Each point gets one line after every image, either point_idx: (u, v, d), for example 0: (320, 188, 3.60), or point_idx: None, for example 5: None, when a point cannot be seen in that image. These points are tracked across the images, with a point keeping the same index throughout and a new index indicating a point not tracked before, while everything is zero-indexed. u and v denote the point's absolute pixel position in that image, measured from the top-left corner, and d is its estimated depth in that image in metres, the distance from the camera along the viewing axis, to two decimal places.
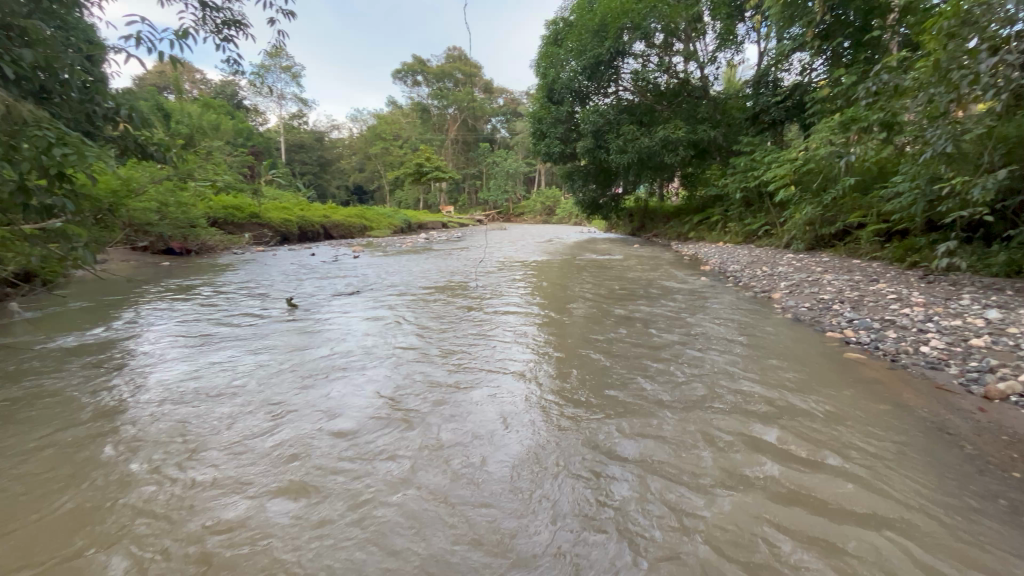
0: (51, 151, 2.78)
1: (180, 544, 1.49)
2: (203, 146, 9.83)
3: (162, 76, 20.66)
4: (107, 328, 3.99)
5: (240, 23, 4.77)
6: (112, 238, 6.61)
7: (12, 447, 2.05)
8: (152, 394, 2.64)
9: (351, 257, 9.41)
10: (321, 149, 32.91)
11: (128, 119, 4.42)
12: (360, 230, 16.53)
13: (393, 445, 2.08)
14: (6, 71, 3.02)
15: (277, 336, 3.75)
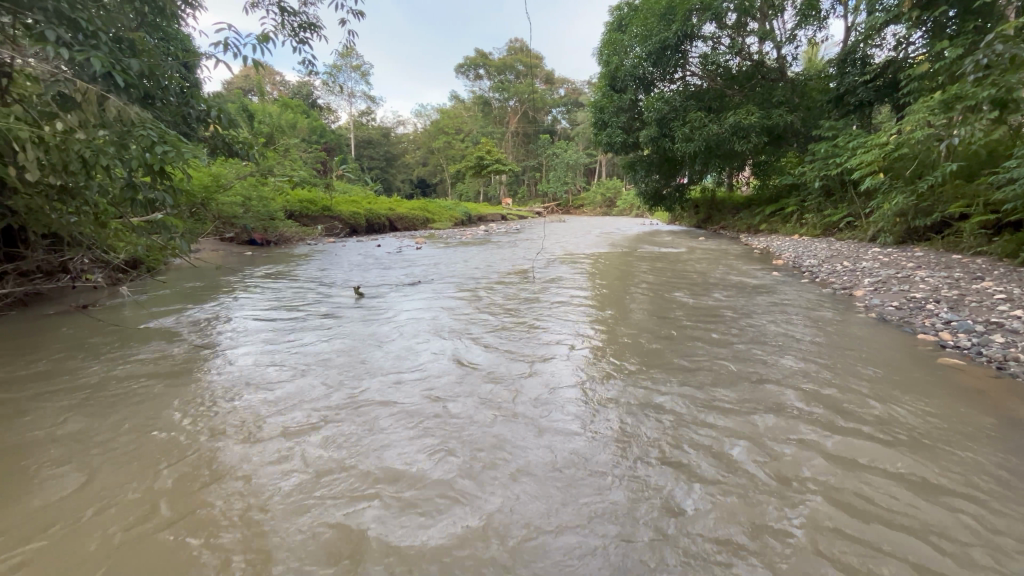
0: (154, 148, 3.06)
1: (251, 510, 1.57)
2: (282, 144, 10.54)
3: (247, 80, 22.37)
4: (197, 311, 4.37)
5: (315, 25, 5.04)
6: (204, 230, 7.26)
7: (115, 416, 2.24)
8: (233, 372, 2.83)
9: (414, 249, 9.74)
10: (388, 144, 34.25)
11: (217, 120, 4.81)
12: (422, 222, 17.04)
13: (449, 428, 2.12)
14: (119, 79, 3.39)
15: (343, 324, 3.89)
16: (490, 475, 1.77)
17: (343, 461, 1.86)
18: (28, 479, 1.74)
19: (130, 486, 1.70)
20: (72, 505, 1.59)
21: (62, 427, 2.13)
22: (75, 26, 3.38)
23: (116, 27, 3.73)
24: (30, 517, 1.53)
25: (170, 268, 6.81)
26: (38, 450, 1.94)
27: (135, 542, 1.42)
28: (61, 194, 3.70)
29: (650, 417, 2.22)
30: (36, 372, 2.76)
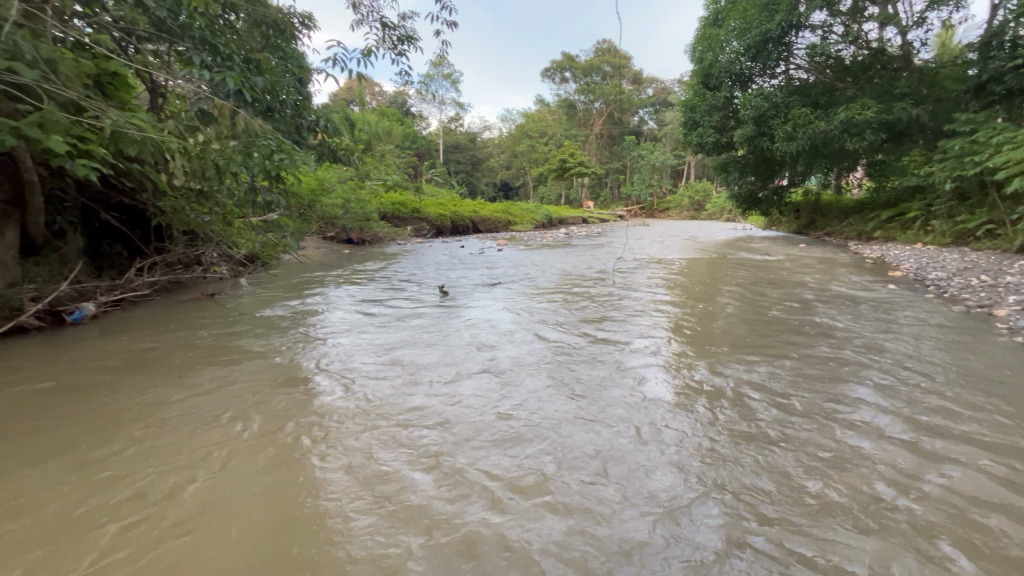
0: (273, 156, 3.43)
1: (341, 494, 1.66)
2: (377, 150, 11.28)
3: (350, 92, 24.23)
4: (300, 303, 4.80)
5: (413, 38, 5.35)
6: (309, 229, 7.97)
7: (230, 395, 2.50)
8: (328, 359, 3.07)
9: (495, 250, 9.98)
10: (474, 149, 35.33)
11: (324, 129, 5.26)
12: (504, 224, 17.37)
13: (523, 428, 2.12)
14: (248, 95, 3.84)
15: (426, 320, 4.07)
16: (566, 480, 1.73)
17: (421, 452, 1.93)
18: (160, 448, 1.98)
19: (240, 468, 1.82)
20: (192, 482, 1.74)
21: (188, 402, 2.41)
22: (214, 49, 3.96)
23: (245, 49, 4.28)
24: (159, 491, 1.69)
25: (280, 264, 7.54)
26: (167, 427, 2.16)
27: (245, 522, 1.52)
28: (196, 194, 4.27)
29: (737, 434, 2.07)
30: (170, 352, 3.16)
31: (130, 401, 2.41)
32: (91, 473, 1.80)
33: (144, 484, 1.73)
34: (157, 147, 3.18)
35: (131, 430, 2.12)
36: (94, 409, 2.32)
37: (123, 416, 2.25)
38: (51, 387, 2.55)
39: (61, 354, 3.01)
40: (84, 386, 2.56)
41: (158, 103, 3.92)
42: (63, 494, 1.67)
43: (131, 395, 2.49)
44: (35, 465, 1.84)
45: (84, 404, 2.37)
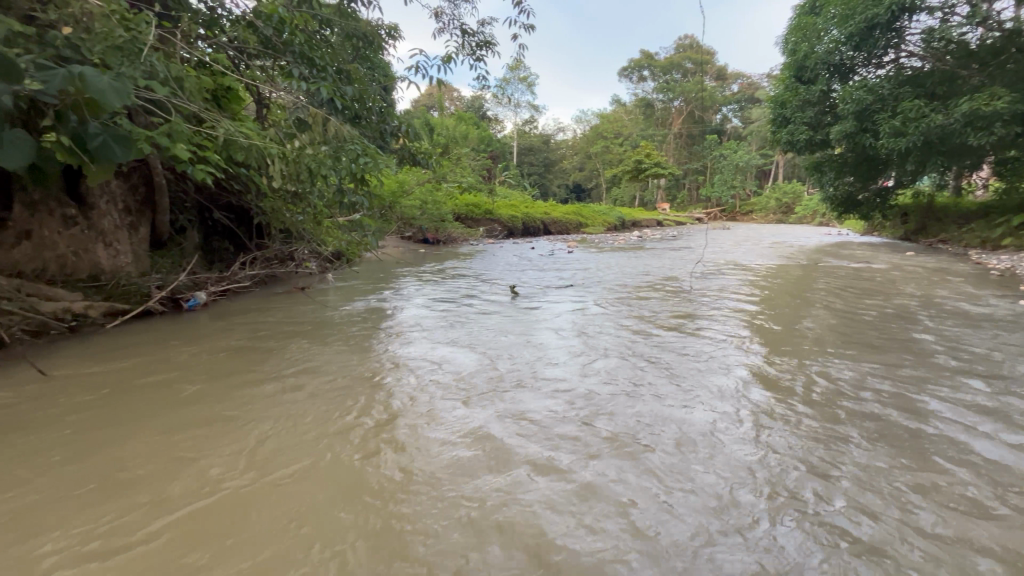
0: (359, 160, 3.69)
1: (404, 483, 1.70)
2: (454, 153, 11.65)
3: (430, 98, 25.24)
4: (379, 298, 5.09)
5: (491, 43, 5.47)
6: (389, 229, 8.40)
7: (312, 377, 2.73)
8: (402, 351, 3.23)
9: (567, 252, 9.91)
10: (548, 151, 35.40)
11: (406, 133, 5.51)
12: (575, 225, 17.25)
13: (585, 431, 2.07)
14: (339, 103, 4.14)
15: (495, 318, 4.15)
16: (628, 489, 1.66)
17: (481, 446, 1.94)
18: (246, 418, 2.20)
19: (315, 452, 1.91)
20: (272, 459, 1.85)
21: (274, 379, 2.67)
22: (311, 63, 4.36)
23: (338, 62, 4.64)
24: (242, 454, 1.88)
25: (362, 262, 8.02)
26: (255, 405, 2.33)
27: (316, 504, 1.58)
28: (290, 196, 4.66)
29: (823, 454, 1.88)
30: (263, 336, 3.50)
31: (225, 376, 2.71)
32: (188, 433, 2.04)
33: (228, 447, 1.93)
34: (261, 154, 3.52)
35: (225, 400, 2.38)
36: (197, 384, 2.57)
37: (218, 387, 2.53)
38: (168, 362, 2.90)
39: (175, 335, 3.45)
40: (193, 361, 2.92)
41: (262, 113, 4.34)
42: (165, 456, 1.84)
43: (229, 373, 2.75)
44: (145, 430, 2.06)
45: (188, 376, 2.68)
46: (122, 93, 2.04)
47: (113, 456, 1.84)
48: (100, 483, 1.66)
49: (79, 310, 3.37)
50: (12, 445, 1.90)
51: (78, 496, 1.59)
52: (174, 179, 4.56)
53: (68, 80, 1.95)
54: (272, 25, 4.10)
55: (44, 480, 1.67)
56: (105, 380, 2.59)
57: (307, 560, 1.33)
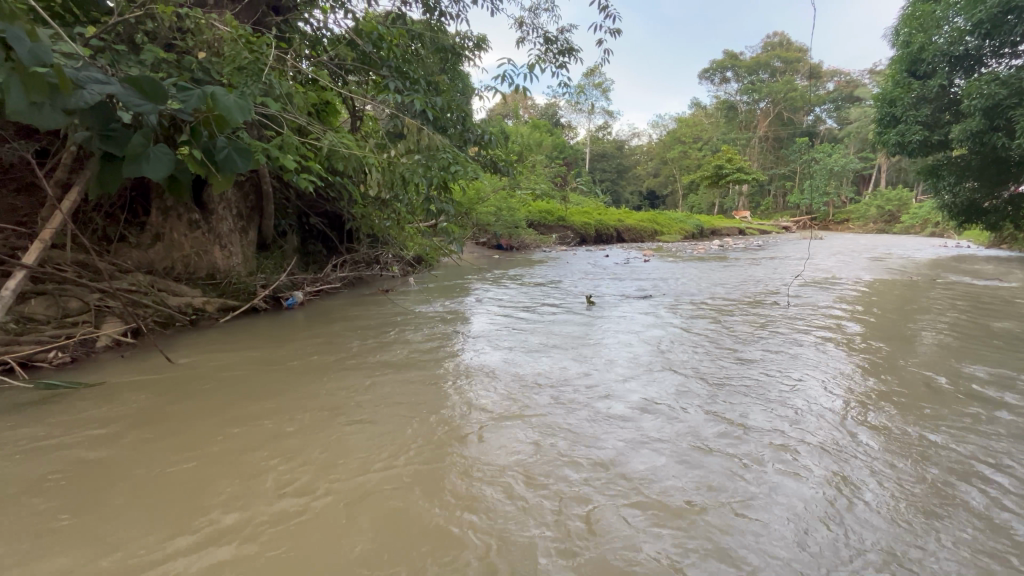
0: (449, 167, 3.80)
1: (486, 490, 1.65)
2: (529, 160, 11.76)
3: (505, 107, 25.75)
4: (456, 302, 5.22)
5: (573, 49, 5.45)
6: (465, 235, 8.62)
7: (399, 375, 2.85)
8: (481, 355, 3.28)
9: (642, 261, 9.58)
10: (621, 157, 34.74)
11: (486, 142, 5.36)
12: (649, 233, 16.78)
13: (672, 445, 1.96)
14: (429, 113, 4.30)
15: (571, 325, 4.10)
16: (730, 518, 1.50)
17: (564, 458, 1.86)
18: (338, 409, 2.33)
19: (399, 447, 1.96)
20: (361, 456, 1.88)
21: (363, 375, 2.82)
22: (404, 76, 4.60)
23: (427, 74, 4.85)
24: (335, 442, 1.99)
25: (439, 266, 8.29)
26: (346, 401, 2.43)
27: (400, 506, 1.57)
28: (378, 202, 4.90)
29: (948, 487, 1.67)
30: (352, 335, 3.70)
31: (319, 369, 2.90)
32: (286, 420, 2.19)
33: (322, 435, 2.05)
34: (359, 163, 3.75)
35: (318, 392, 2.54)
36: (292, 379, 2.73)
37: (314, 380, 2.72)
38: (270, 356, 3.13)
39: (276, 330, 3.76)
40: (291, 355, 3.16)
41: (356, 124, 4.62)
42: (265, 442, 1.96)
43: (320, 369, 2.91)
44: (247, 415, 2.23)
45: (288, 368, 2.91)
46: (245, 108, 2.23)
47: (222, 439, 2.00)
48: (210, 461, 1.82)
49: (198, 304, 3.73)
50: (142, 426, 2.11)
51: (190, 477, 1.71)
52: (279, 186, 4.96)
53: (202, 98, 2.15)
54: (371, 41, 4.36)
55: (165, 462, 1.82)
56: (216, 371, 2.83)
57: (392, 560, 1.33)
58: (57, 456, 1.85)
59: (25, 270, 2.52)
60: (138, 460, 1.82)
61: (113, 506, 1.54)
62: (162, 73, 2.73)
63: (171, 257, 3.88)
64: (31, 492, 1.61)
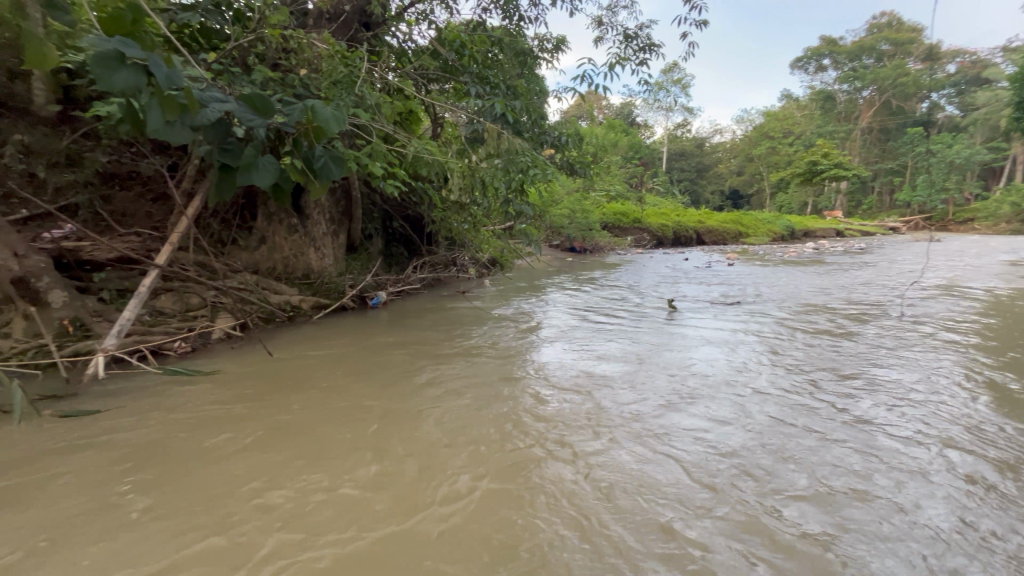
0: (528, 170, 3.81)
1: (556, 506, 1.62)
2: (605, 161, 11.54)
3: (580, 108, 25.55)
4: (529, 305, 5.22)
5: (654, 45, 5.26)
6: (539, 237, 8.63)
7: (476, 376, 2.89)
8: (555, 358, 3.24)
9: (725, 264, 9.01)
10: (701, 155, 33.12)
11: (563, 143, 5.28)
12: (732, 235, 15.81)
13: (757, 471, 1.85)
14: (509, 117, 4.34)
15: (650, 331, 3.95)
16: (820, 565, 1.37)
17: (637, 474, 1.82)
18: (418, 407, 2.42)
19: (475, 450, 1.99)
20: (440, 457, 1.93)
21: (442, 374, 2.90)
22: (485, 81, 4.70)
23: (506, 78, 4.93)
24: (415, 439, 2.08)
25: (513, 268, 8.36)
26: (425, 400, 2.50)
27: (473, 512, 1.58)
28: (456, 205, 5.05)
29: None
30: (430, 335, 3.83)
31: (401, 367, 3.03)
32: (371, 415, 2.32)
33: (404, 432, 2.15)
34: (441, 169, 3.85)
35: (400, 389, 2.66)
36: (375, 376, 2.87)
37: (396, 378, 2.84)
38: (356, 353, 3.32)
39: (361, 329, 3.99)
40: (376, 353, 3.33)
41: (436, 131, 4.79)
42: (352, 436, 2.09)
43: (400, 368, 3.03)
44: (336, 408, 2.38)
45: (373, 364, 3.07)
46: (340, 118, 2.36)
47: (316, 429, 2.16)
48: (305, 449, 1.97)
49: (295, 303, 4.04)
50: (244, 414, 2.31)
51: (284, 465, 1.85)
52: (366, 192, 5.27)
53: (304, 111, 2.30)
54: (453, 49, 4.57)
55: (262, 449, 1.98)
56: (307, 365, 3.05)
57: (467, 560, 1.37)
58: (176, 436, 2.09)
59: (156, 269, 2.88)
60: (246, 442, 2.02)
61: (218, 486, 1.70)
62: (270, 90, 3.00)
63: (274, 258, 4.26)
64: (160, 463, 1.85)
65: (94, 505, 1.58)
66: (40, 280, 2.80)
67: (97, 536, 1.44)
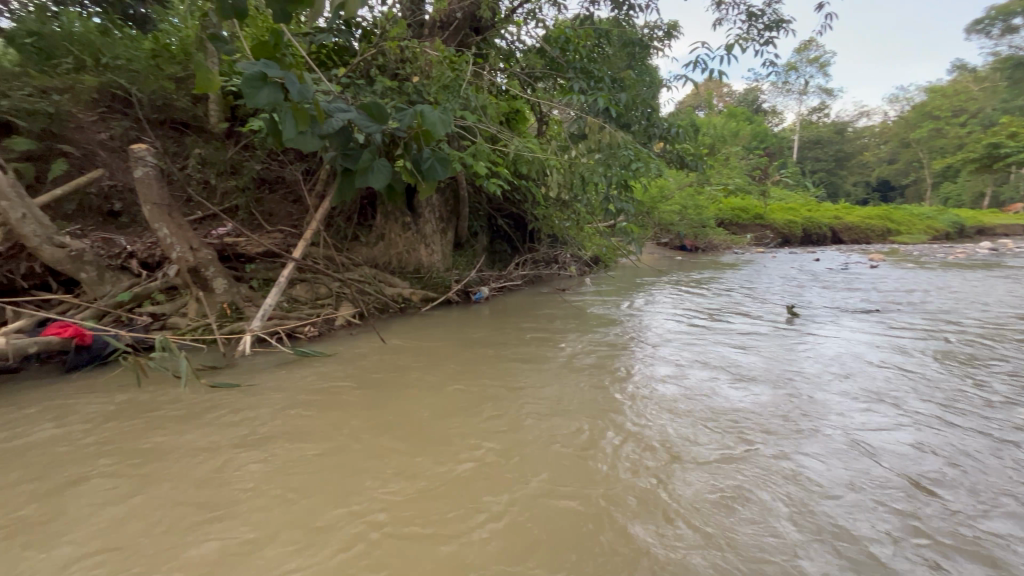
0: (630, 165, 3.71)
1: (639, 507, 1.56)
2: (723, 152, 10.71)
3: (696, 98, 23.96)
4: (631, 304, 5.04)
5: (784, 22, 4.74)
6: (646, 235, 8.27)
7: (570, 372, 2.87)
8: (654, 358, 3.10)
9: (867, 267, 7.86)
10: (842, 142, 29.19)
11: (675, 136, 4.97)
12: (879, 233, 13.73)
13: (882, 497, 1.60)
14: (615, 112, 4.23)
15: (766, 337, 3.58)
16: None
17: (732, 484, 1.67)
18: (511, 397, 2.47)
19: (561, 443, 1.98)
20: (524, 446, 1.96)
21: (535, 368, 2.92)
22: (590, 76, 4.63)
23: (613, 71, 4.80)
24: (503, 427, 2.12)
25: (617, 267, 8.14)
26: (517, 391, 2.56)
27: (546, 502, 1.58)
28: (559, 203, 5.06)
29: None
30: (527, 330, 3.87)
31: (498, 359, 3.12)
32: (465, 400, 2.42)
33: (495, 418, 2.22)
34: (542, 166, 3.87)
35: (494, 379, 2.74)
36: (472, 365, 2.99)
37: (492, 368, 2.93)
38: (456, 344, 3.48)
39: (463, 322, 4.17)
40: (476, 345, 3.47)
41: (541, 129, 4.82)
42: (445, 418, 2.22)
43: (497, 359, 3.12)
44: (434, 392, 2.53)
45: (470, 355, 3.21)
46: (447, 121, 2.48)
47: (415, 409, 2.32)
48: (404, 427, 2.13)
49: (406, 295, 4.36)
50: (354, 391, 2.55)
51: (382, 439, 2.01)
52: (474, 191, 5.50)
53: (414, 116, 2.46)
54: (558, 46, 4.57)
55: (366, 424, 2.17)
56: (412, 352, 3.27)
57: (539, 546, 1.38)
58: (300, 403, 2.40)
59: (293, 262, 3.30)
60: (354, 416, 2.25)
61: (325, 454, 1.89)
62: (387, 98, 3.27)
63: (389, 253, 4.64)
64: (285, 426, 2.14)
65: (231, 457, 1.86)
66: (208, 270, 3.36)
67: (228, 483, 1.69)
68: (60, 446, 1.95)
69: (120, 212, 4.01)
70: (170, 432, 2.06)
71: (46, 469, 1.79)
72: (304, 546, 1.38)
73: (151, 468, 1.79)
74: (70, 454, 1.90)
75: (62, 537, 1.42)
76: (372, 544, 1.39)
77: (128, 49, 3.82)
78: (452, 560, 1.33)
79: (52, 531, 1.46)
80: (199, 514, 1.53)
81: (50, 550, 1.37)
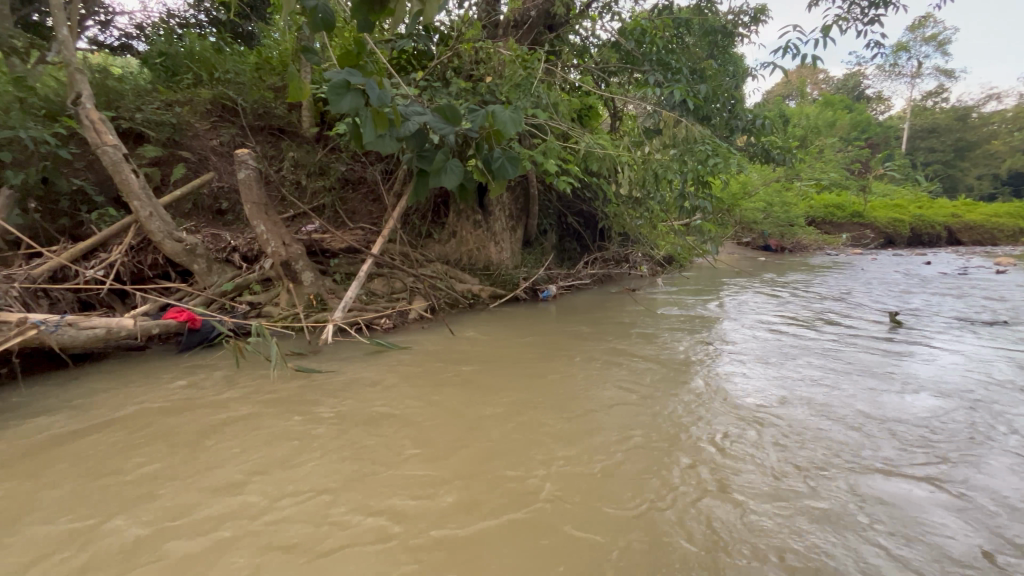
0: (707, 160, 3.48)
1: (705, 512, 1.48)
2: (817, 145, 9.84)
3: (787, 88, 22.19)
4: (706, 306, 4.79)
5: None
6: (726, 234, 7.83)
7: (637, 371, 2.78)
8: (730, 362, 2.92)
9: (992, 272, 6.88)
10: (963, 130, 25.73)
11: (761, 128, 4.65)
12: (1007, 233, 11.96)
13: (999, 529, 1.39)
14: (693, 105, 4.04)
15: (861, 346, 3.25)
16: None
17: (812, 497, 1.54)
18: (574, 394, 2.45)
19: (624, 442, 1.93)
20: (586, 442, 1.93)
21: (600, 367, 2.87)
22: (667, 68, 4.45)
23: (692, 61, 4.58)
24: (565, 422, 2.11)
25: (693, 268, 7.77)
26: (581, 388, 2.53)
27: (608, 500, 1.54)
28: (632, 201, 4.92)
29: None
30: (595, 329, 3.81)
31: (562, 356, 3.10)
32: (528, 394, 2.44)
33: (557, 413, 2.21)
34: (614, 163, 3.78)
35: (558, 375, 2.72)
36: (537, 361, 2.99)
37: (556, 365, 2.92)
38: (522, 340, 3.51)
39: (530, 319, 4.19)
40: (541, 342, 3.47)
41: (615, 124, 4.71)
42: (507, 410, 2.24)
43: (562, 356, 3.10)
44: (498, 385, 2.56)
45: (535, 351, 3.22)
46: (516, 119, 2.50)
47: (479, 400, 2.37)
48: (468, 416, 2.18)
49: (475, 291, 4.45)
50: (423, 380, 2.65)
51: (448, 427, 2.07)
52: (544, 188, 5.49)
53: (485, 116, 2.51)
54: (633, 38, 4.44)
55: (432, 410, 2.25)
56: (479, 346, 3.34)
57: (596, 540, 1.37)
58: (374, 388, 2.54)
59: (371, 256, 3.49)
60: (421, 403, 2.34)
61: (393, 437, 1.99)
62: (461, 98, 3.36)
63: (460, 250, 4.77)
64: (359, 408, 2.27)
65: (311, 434, 2.01)
66: (297, 263, 3.64)
67: (308, 457, 1.82)
68: (171, 413, 2.22)
69: (226, 211, 4.40)
70: (262, 408, 2.27)
71: (160, 432, 2.04)
72: (371, 519, 1.46)
73: (245, 437, 1.98)
74: (178, 420, 2.15)
75: (167, 491, 1.61)
76: (434, 522, 1.45)
77: (237, 65, 4.35)
78: (507, 546, 1.35)
79: (160, 485, 1.66)
80: (282, 481, 1.67)
81: (158, 501, 1.56)
